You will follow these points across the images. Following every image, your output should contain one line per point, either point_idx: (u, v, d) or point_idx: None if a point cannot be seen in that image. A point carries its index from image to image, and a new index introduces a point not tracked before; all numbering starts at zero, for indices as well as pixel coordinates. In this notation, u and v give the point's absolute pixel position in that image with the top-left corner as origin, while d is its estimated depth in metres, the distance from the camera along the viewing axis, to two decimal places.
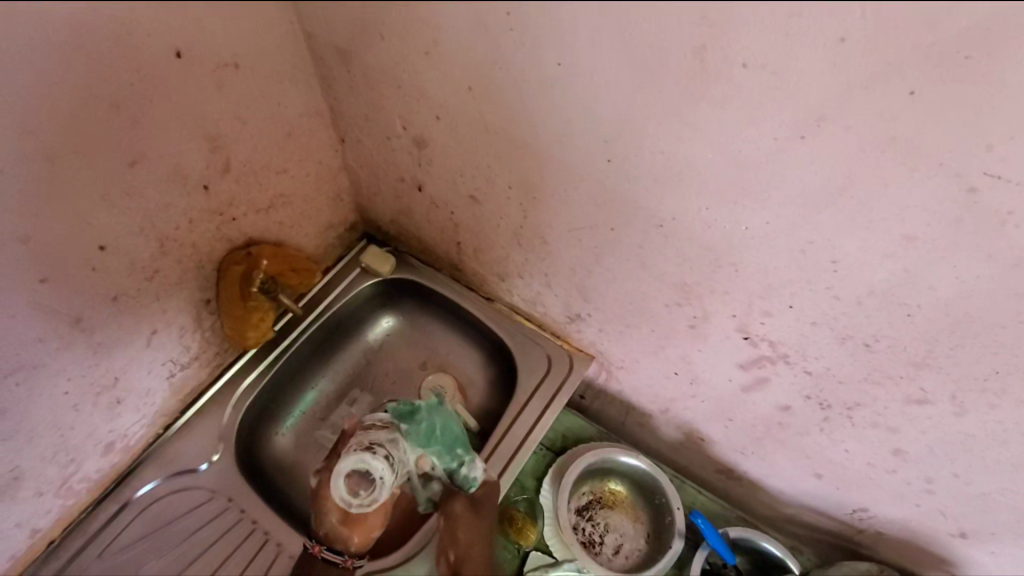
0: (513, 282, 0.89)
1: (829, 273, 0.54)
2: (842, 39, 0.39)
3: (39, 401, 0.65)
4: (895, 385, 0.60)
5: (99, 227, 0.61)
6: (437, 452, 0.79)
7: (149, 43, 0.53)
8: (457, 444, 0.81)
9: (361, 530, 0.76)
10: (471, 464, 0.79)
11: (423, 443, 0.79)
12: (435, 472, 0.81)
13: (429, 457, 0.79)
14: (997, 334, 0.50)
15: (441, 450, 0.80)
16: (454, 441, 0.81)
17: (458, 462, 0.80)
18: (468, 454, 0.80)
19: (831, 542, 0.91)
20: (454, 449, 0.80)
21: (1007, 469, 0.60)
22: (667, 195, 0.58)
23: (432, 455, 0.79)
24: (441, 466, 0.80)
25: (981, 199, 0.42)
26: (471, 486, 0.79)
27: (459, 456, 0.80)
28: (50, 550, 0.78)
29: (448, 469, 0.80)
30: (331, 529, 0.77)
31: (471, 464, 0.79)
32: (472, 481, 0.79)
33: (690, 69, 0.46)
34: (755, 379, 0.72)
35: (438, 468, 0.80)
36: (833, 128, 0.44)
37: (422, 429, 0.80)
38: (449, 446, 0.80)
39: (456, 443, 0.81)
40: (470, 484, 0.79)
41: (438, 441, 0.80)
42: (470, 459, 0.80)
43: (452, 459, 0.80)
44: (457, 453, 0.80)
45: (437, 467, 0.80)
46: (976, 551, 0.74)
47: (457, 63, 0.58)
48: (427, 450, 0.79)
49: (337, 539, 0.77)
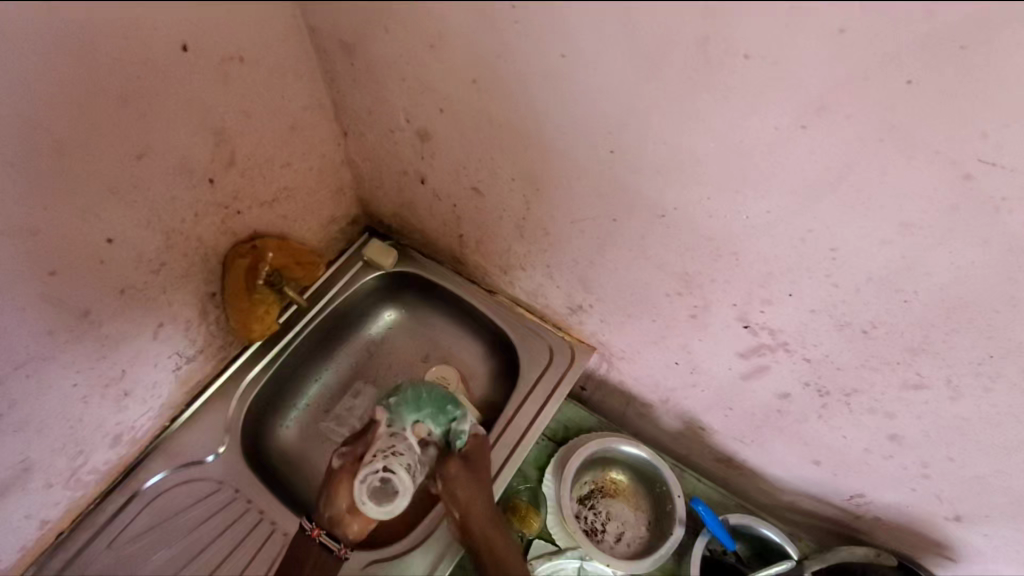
0: (514, 274, 0.90)
1: (828, 261, 0.55)
2: (841, 30, 0.40)
3: (48, 392, 0.66)
4: (892, 371, 0.62)
5: (106, 220, 0.62)
6: (430, 416, 0.81)
7: (157, 36, 0.54)
8: (446, 402, 0.83)
9: (362, 518, 0.77)
10: (463, 418, 0.82)
11: (415, 409, 0.81)
12: (431, 438, 0.80)
13: (425, 423, 0.80)
14: (992, 319, 0.51)
15: (434, 413, 0.81)
16: (442, 399, 0.82)
17: (450, 420, 0.81)
18: (457, 410, 0.82)
19: (829, 528, 0.92)
20: (444, 407, 0.82)
21: (1000, 452, 0.62)
22: (667, 185, 0.59)
23: (426, 420, 0.80)
24: (437, 429, 0.81)
25: (976, 185, 0.44)
26: (461, 439, 0.81)
27: (450, 413, 0.82)
28: (59, 540, 0.79)
29: (442, 429, 0.81)
30: (335, 514, 0.77)
31: (461, 419, 0.82)
32: (462, 435, 0.81)
33: (692, 58, 0.47)
34: (755, 368, 0.73)
35: (433, 432, 0.81)
36: (832, 117, 0.45)
37: (411, 394, 0.82)
38: (438, 406, 0.82)
39: (444, 401, 0.83)
40: (459, 438, 0.81)
41: (429, 402, 0.82)
42: (460, 414, 0.82)
43: (444, 417, 0.81)
44: (449, 409, 0.82)
45: (432, 431, 0.80)
46: (970, 534, 0.75)
47: (461, 55, 0.59)
48: (421, 414, 0.80)
49: (339, 523, 0.78)
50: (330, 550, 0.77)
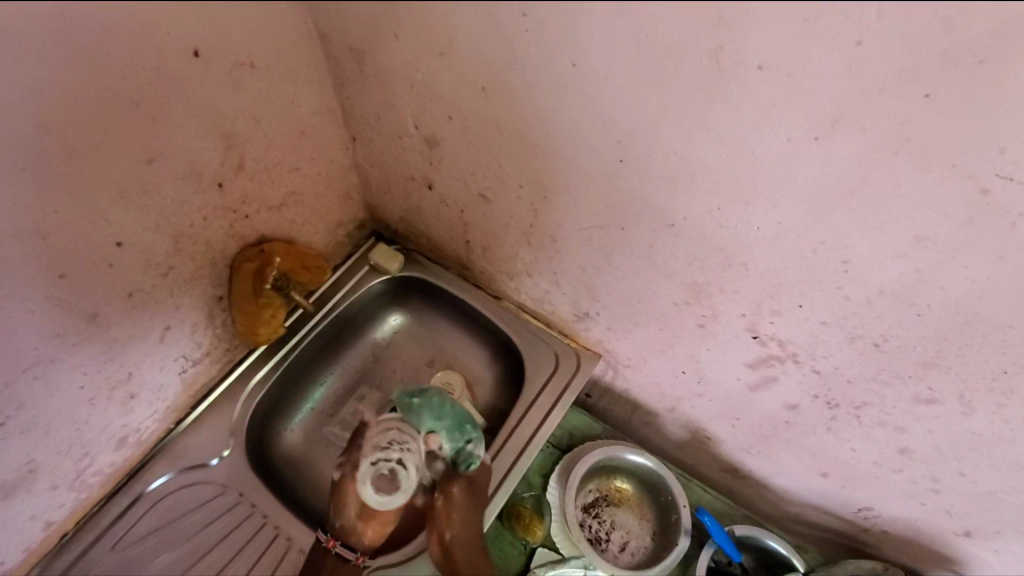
0: (521, 280, 0.90)
1: (840, 273, 0.55)
2: (858, 43, 0.40)
3: (55, 394, 0.66)
4: (903, 385, 0.61)
5: (116, 224, 0.62)
6: (446, 428, 0.81)
7: (169, 42, 0.54)
8: (464, 421, 0.83)
9: (375, 525, 0.77)
10: (477, 443, 0.82)
11: (435, 416, 0.81)
12: (442, 452, 0.80)
13: (439, 436, 0.80)
14: (1007, 334, 0.50)
15: (451, 426, 0.81)
16: (461, 416, 0.83)
17: (465, 439, 0.81)
18: (474, 432, 0.83)
19: (836, 541, 0.91)
20: (462, 425, 0.82)
21: (1013, 468, 0.61)
22: (678, 195, 0.58)
23: (442, 432, 0.81)
24: (449, 444, 0.81)
25: (993, 200, 0.43)
26: (472, 463, 0.80)
27: (468, 433, 0.82)
28: (62, 542, 0.79)
29: (454, 447, 0.81)
30: (347, 522, 0.77)
31: (477, 443, 0.82)
32: (474, 460, 0.81)
33: (704, 69, 0.47)
34: (763, 378, 0.73)
35: (446, 446, 0.80)
36: (846, 128, 0.45)
37: (436, 402, 0.83)
38: (457, 424, 0.82)
39: (463, 420, 0.83)
40: (468, 463, 0.80)
41: (450, 415, 0.82)
42: (476, 436, 0.82)
43: (460, 435, 0.82)
44: (466, 428, 0.82)
45: (444, 445, 0.80)
46: (980, 549, 0.74)
47: (471, 63, 0.59)
48: (439, 424, 0.81)
49: (350, 532, 0.78)
50: (348, 560, 0.77)
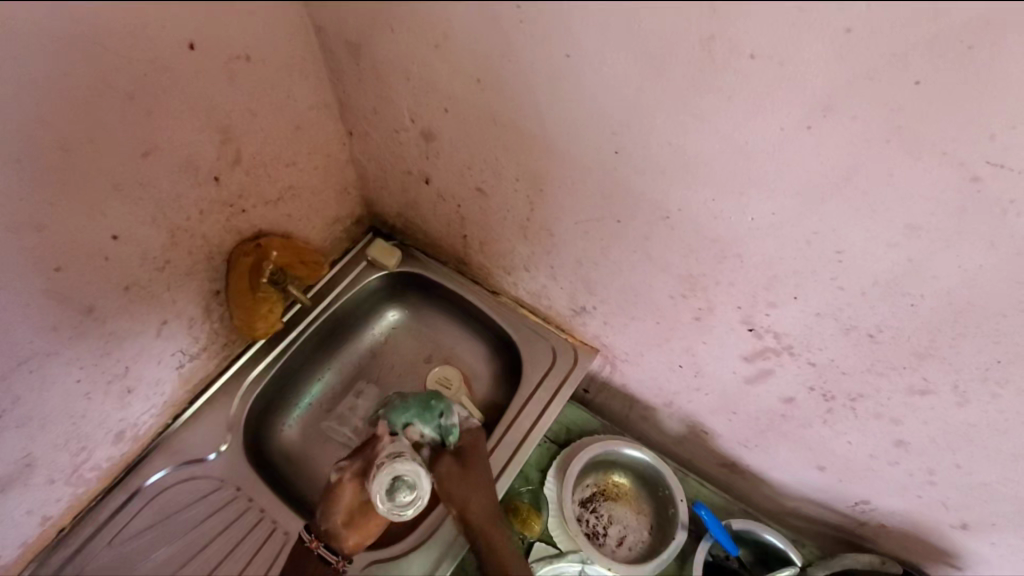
0: (518, 275, 0.90)
1: (835, 264, 0.55)
2: (847, 30, 0.40)
3: (51, 387, 0.66)
4: (898, 376, 0.61)
5: (112, 217, 0.62)
6: (417, 416, 0.83)
7: (164, 35, 0.54)
8: (429, 399, 0.85)
9: (361, 532, 0.76)
10: (449, 412, 0.85)
11: (402, 411, 0.84)
12: (425, 440, 0.83)
13: (415, 425, 0.82)
14: (1000, 323, 0.50)
15: (421, 413, 0.84)
16: (425, 397, 0.85)
17: (437, 416, 0.84)
18: (440, 404, 0.85)
19: (833, 535, 0.91)
20: (429, 404, 0.85)
21: (1008, 459, 0.61)
22: (671, 187, 0.59)
23: (415, 420, 0.83)
24: (427, 428, 0.83)
25: (984, 187, 0.43)
26: (453, 434, 0.83)
27: (436, 409, 0.84)
28: (60, 537, 0.79)
29: (432, 427, 0.83)
30: (332, 527, 0.76)
31: (448, 413, 0.84)
32: (452, 429, 0.83)
33: (696, 59, 0.47)
34: (759, 371, 0.73)
35: (426, 433, 0.83)
36: (838, 118, 0.45)
37: (399, 401, 0.86)
38: (423, 405, 0.84)
39: (428, 399, 0.85)
40: (451, 433, 0.83)
41: (415, 403, 0.85)
42: (445, 407, 0.85)
43: (432, 415, 0.84)
44: (433, 405, 0.84)
45: (423, 432, 0.83)
46: (977, 542, 0.74)
47: (465, 55, 0.59)
48: (408, 414, 0.83)
49: (335, 536, 0.76)
50: (329, 562, 0.77)
